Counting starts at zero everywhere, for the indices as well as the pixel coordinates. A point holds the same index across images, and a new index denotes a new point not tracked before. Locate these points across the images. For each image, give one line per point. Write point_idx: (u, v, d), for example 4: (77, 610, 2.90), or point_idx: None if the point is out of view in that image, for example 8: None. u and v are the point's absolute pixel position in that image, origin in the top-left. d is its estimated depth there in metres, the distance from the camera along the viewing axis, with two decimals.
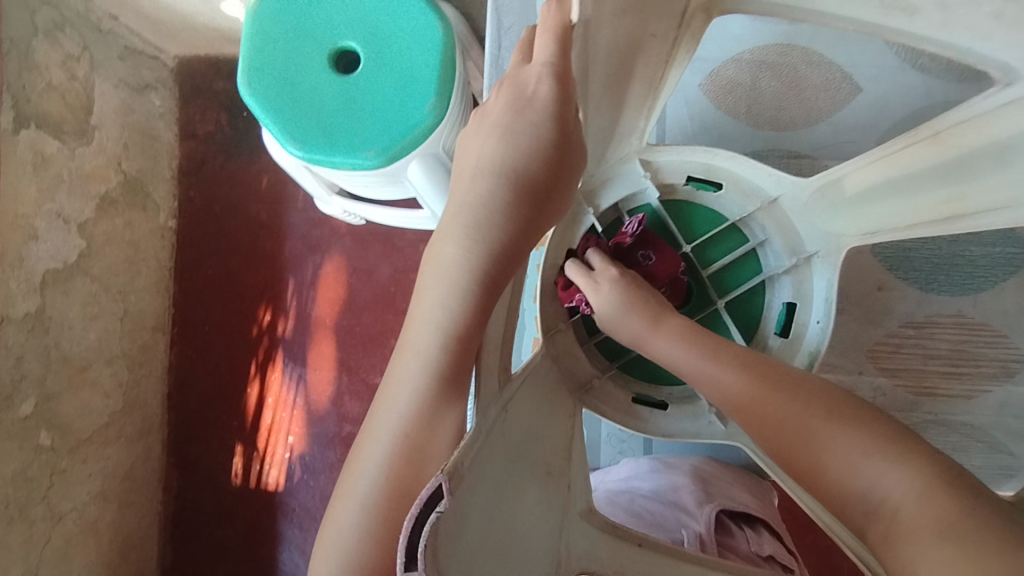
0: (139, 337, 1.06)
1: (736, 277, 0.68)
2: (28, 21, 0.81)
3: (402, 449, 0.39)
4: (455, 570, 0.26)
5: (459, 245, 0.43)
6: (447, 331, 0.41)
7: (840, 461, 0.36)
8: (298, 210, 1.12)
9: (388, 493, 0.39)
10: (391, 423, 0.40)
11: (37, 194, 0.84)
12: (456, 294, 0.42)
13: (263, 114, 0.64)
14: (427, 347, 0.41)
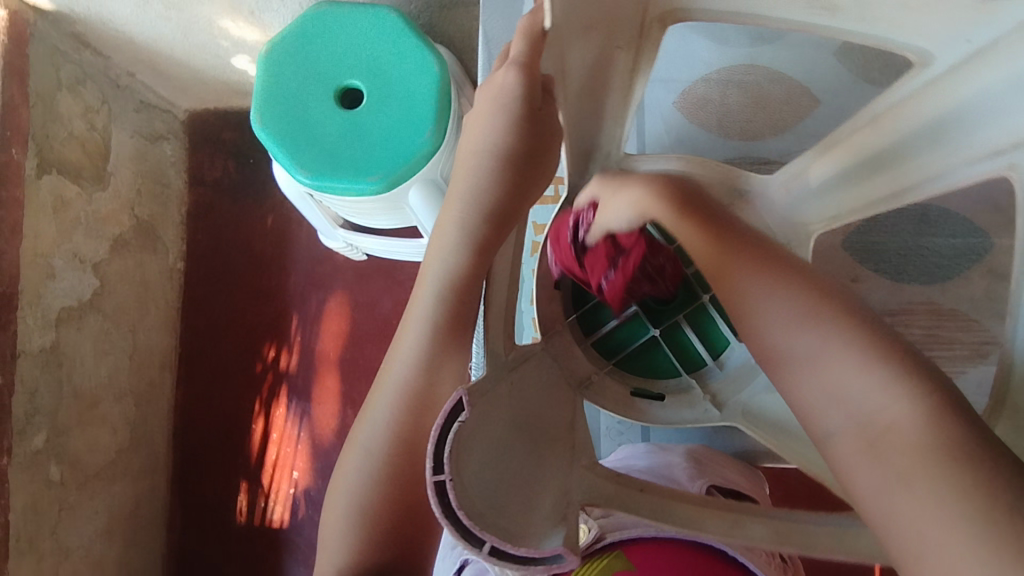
0: (146, 375, 1.09)
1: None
2: (53, 76, 0.88)
3: (406, 395, 0.46)
4: (476, 470, 0.34)
5: (460, 213, 0.47)
6: (444, 288, 0.47)
7: (820, 373, 0.33)
8: (303, 248, 1.16)
9: (393, 430, 0.45)
10: (397, 368, 0.47)
11: (56, 235, 0.89)
12: (454, 260, 0.47)
13: (274, 146, 0.69)
14: (427, 305, 0.47)
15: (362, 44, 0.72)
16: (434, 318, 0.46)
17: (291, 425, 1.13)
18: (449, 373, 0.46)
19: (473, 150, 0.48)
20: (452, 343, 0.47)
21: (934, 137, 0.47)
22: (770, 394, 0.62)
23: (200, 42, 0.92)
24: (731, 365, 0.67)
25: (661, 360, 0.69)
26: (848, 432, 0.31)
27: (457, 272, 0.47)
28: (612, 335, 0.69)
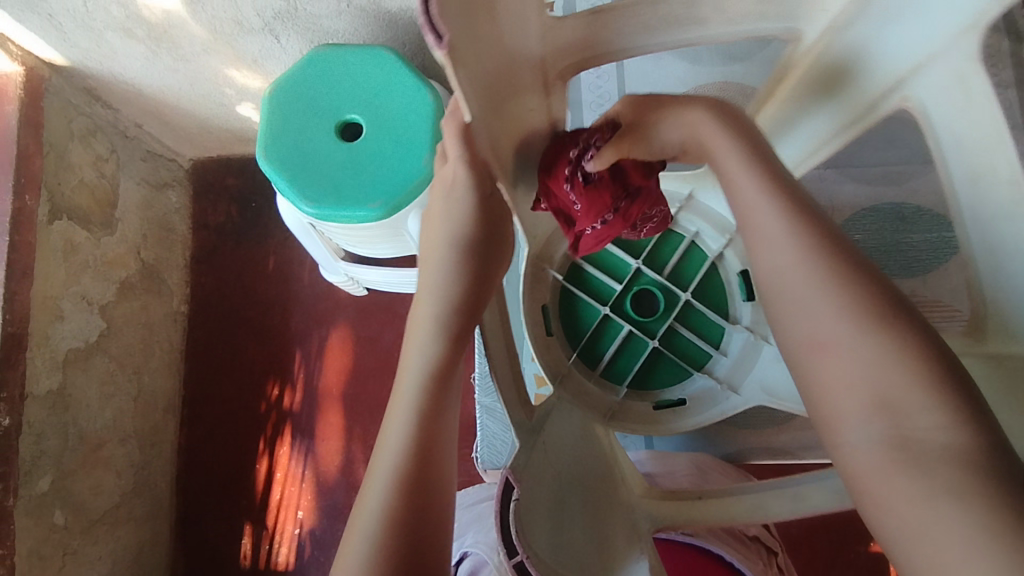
0: (150, 418, 1.09)
1: (691, 266, 0.64)
2: (65, 128, 0.92)
3: (401, 489, 0.38)
4: (540, 541, 0.39)
5: (431, 305, 0.43)
6: (427, 372, 0.41)
7: (859, 376, 0.30)
8: (304, 286, 1.18)
9: (393, 531, 0.37)
10: (385, 464, 0.39)
11: (65, 278, 0.92)
12: (432, 342, 0.42)
13: (278, 179, 0.72)
14: (410, 393, 0.41)
15: (360, 81, 0.76)
16: (421, 400, 0.41)
17: (295, 463, 1.12)
18: (444, 459, 0.40)
19: (438, 240, 0.44)
20: (443, 421, 0.41)
21: (829, 85, 0.49)
22: (777, 367, 0.57)
23: (206, 91, 0.97)
24: (734, 349, 0.61)
25: (667, 367, 0.63)
26: (881, 444, 0.29)
27: (438, 357, 0.42)
28: (611, 368, 0.63)
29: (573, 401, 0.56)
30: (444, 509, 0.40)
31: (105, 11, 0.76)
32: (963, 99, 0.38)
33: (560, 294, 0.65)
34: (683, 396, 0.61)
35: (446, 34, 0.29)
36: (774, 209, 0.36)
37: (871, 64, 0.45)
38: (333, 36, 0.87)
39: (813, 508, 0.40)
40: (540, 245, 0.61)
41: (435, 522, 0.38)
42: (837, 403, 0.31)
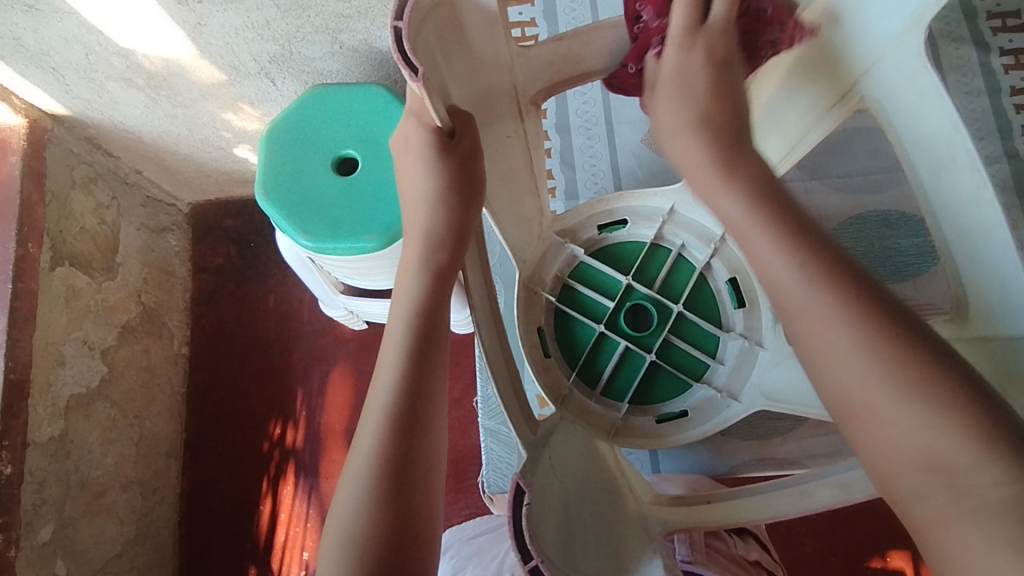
0: (152, 462, 1.08)
1: (681, 279, 0.64)
2: (67, 177, 0.94)
3: (394, 428, 0.39)
4: (550, 548, 0.37)
5: (417, 252, 0.44)
6: (412, 316, 0.42)
7: (911, 437, 0.31)
8: (304, 323, 1.18)
9: (386, 472, 0.38)
10: (376, 406, 0.39)
11: (67, 324, 0.92)
12: (418, 288, 0.43)
13: (277, 214, 0.74)
14: (397, 337, 0.41)
15: (353, 118, 0.79)
16: (409, 343, 0.41)
17: (299, 502, 1.11)
18: (435, 403, 0.41)
19: (415, 197, 0.46)
20: (431, 363, 0.41)
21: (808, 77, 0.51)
22: (774, 370, 0.58)
23: (204, 135, 1.00)
24: (730, 357, 0.61)
25: (666, 381, 0.63)
26: (943, 497, 0.30)
27: (425, 299, 0.43)
28: (611, 385, 0.62)
29: (574, 419, 0.56)
30: (433, 455, 0.40)
31: (107, 63, 0.79)
32: (918, 94, 0.44)
33: (554, 316, 0.64)
34: (683, 407, 0.61)
35: (420, 67, 0.33)
36: (795, 264, 0.36)
37: (852, 43, 0.47)
38: (327, 76, 0.90)
39: (814, 503, 0.41)
40: (532, 268, 0.62)
41: (426, 467, 0.39)
42: (896, 464, 0.31)
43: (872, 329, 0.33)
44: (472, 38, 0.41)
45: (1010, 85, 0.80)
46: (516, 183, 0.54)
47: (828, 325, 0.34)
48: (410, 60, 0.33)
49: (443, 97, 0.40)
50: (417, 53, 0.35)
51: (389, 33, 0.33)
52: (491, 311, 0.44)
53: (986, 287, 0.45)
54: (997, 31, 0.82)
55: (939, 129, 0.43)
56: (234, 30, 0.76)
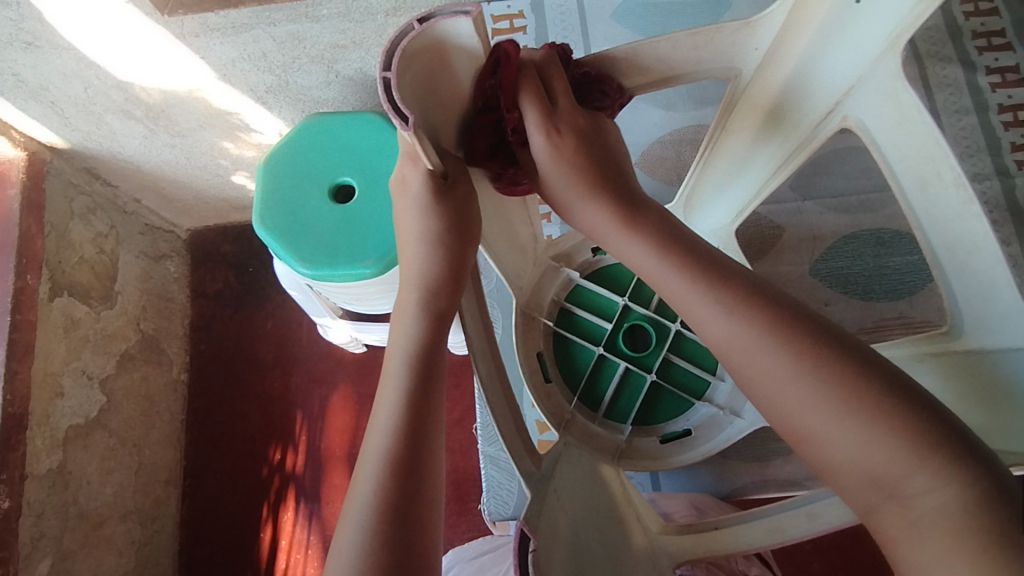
0: (151, 491, 1.07)
1: None
2: (66, 208, 0.95)
3: (396, 469, 0.39)
4: None
5: (413, 293, 0.44)
6: (411, 354, 0.42)
7: (846, 451, 0.32)
8: (303, 347, 1.18)
9: (389, 511, 0.38)
10: (377, 447, 0.39)
11: (66, 353, 0.92)
12: (416, 328, 0.43)
13: (275, 243, 0.74)
14: (397, 378, 0.41)
15: (349, 146, 0.79)
16: (408, 384, 0.41)
17: (301, 529, 1.10)
18: (434, 444, 0.41)
19: (408, 235, 0.45)
20: (430, 403, 0.41)
21: (782, 105, 0.51)
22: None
23: (202, 163, 1.01)
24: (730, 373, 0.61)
25: (668, 401, 0.62)
26: (891, 509, 0.31)
27: (422, 340, 0.43)
28: (613, 408, 0.62)
29: (579, 443, 0.56)
30: (435, 493, 0.40)
31: (105, 96, 0.80)
32: (899, 115, 0.44)
33: (552, 341, 0.64)
34: (687, 426, 0.61)
35: (409, 117, 0.34)
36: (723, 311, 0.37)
37: (824, 74, 0.47)
38: (323, 105, 0.91)
39: (825, 525, 0.39)
40: (529, 293, 0.62)
41: (429, 504, 0.39)
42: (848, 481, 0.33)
43: (785, 353, 0.35)
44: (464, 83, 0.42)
45: (997, 103, 0.81)
46: (510, 213, 0.55)
47: (758, 355, 0.36)
48: (400, 110, 0.34)
49: (433, 139, 0.41)
50: (407, 99, 0.35)
51: (378, 84, 0.34)
52: (487, 344, 0.44)
53: (977, 310, 0.45)
54: (982, 50, 0.83)
55: (923, 150, 0.43)
56: (231, 62, 0.77)
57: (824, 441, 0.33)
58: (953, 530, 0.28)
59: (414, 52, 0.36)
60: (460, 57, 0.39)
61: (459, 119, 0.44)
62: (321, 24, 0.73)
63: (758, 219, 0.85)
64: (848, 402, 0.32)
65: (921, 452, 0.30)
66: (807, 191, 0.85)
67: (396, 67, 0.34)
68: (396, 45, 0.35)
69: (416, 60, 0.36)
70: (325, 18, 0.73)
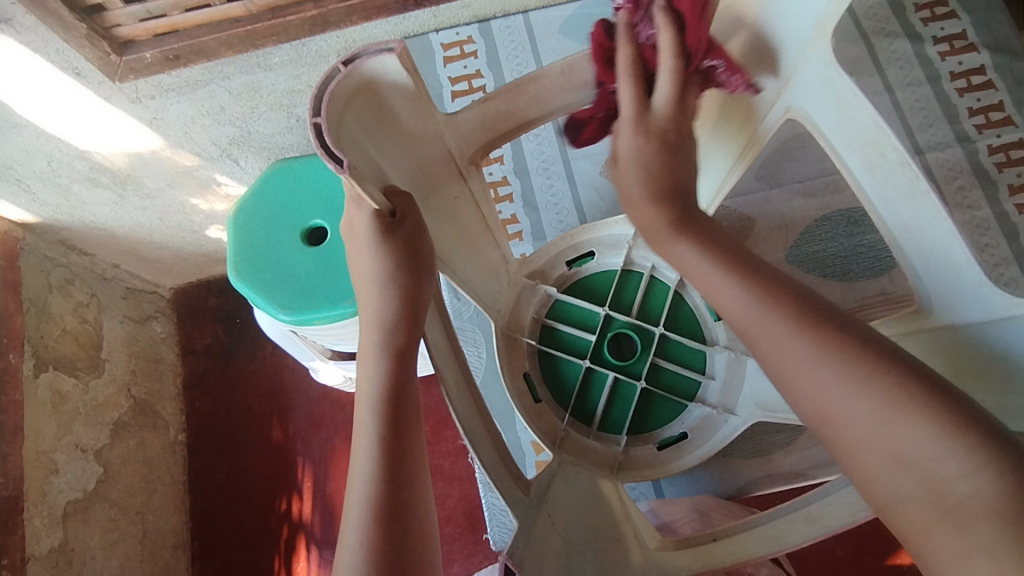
0: (160, 557, 1.05)
1: (658, 301, 0.63)
2: (43, 281, 0.94)
3: (378, 518, 0.38)
4: None
5: (373, 336, 0.44)
6: (379, 397, 0.42)
7: (875, 435, 0.35)
8: (298, 393, 1.17)
9: (375, 565, 0.37)
10: (355, 499, 0.39)
11: (58, 429, 0.91)
12: (380, 371, 0.43)
13: (253, 294, 0.74)
14: (370, 422, 0.41)
15: (315, 188, 0.80)
16: (381, 430, 0.41)
17: None
18: (415, 485, 0.41)
19: (364, 277, 0.45)
20: (405, 448, 0.41)
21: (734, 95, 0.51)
22: (764, 380, 0.58)
23: (175, 221, 1.01)
24: (719, 371, 0.61)
25: (662, 406, 0.62)
26: (921, 498, 0.33)
27: (389, 382, 0.43)
28: (608, 422, 0.61)
29: (576, 460, 0.55)
30: (423, 537, 0.40)
31: (70, 167, 0.79)
32: (838, 100, 0.45)
33: (538, 359, 0.63)
34: (683, 430, 0.61)
35: (344, 159, 0.34)
36: (744, 304, 0.42)
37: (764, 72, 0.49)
38: (287, 150, 0.92)
39: (823, 528, 0.40)
40: (507, 315, 0.62)
41: (416, 549, 0.39)
42: (870, 466, 0.35)
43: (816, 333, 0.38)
44: (401, 116, 0.42)
45: (949, 71, 0.82)
46: (473, 240, 0.55)
47: (784, 344, 0.39)
48: (336, 154, 0.34)
49: (377, 181, 0.40)
50: (341, 144, 0.36)
51: (309, 131, 0.34)
52: (458, 377, 0.44)
53: (944, 284, 0.45)
54: (927, 22, 0.84)
55: (867, 132, 0.44)
56: (190, 119, 0.78)
57: (846, 419, 0.36)
58: (991, 510, 0.31)
59: (342, 96, 0.36)
60: (392, 91, 0.40)
61: (402, 155, 0.44)
62: (274, 72, 0.74)
63: (729, 213, 0.85)
64: (879, 386, 0.35)
65: (954, 436, 0.33)
66: (773, 179, 0.85)
67: (327, 110, 0.34)
68: (325, 88, 0.35)
69: (350, 97, 0.37)
70: (278, 66, 0.73)
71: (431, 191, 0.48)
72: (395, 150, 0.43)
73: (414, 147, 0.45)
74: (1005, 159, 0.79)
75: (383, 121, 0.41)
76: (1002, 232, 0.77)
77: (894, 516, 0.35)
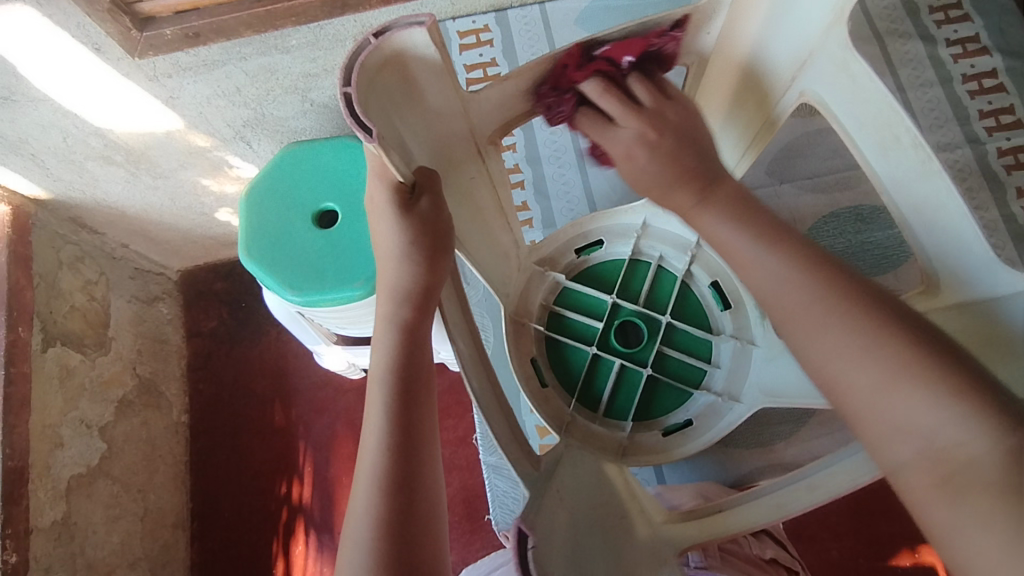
0: (160, 535, 1.06)
1: (664, 291, 0.64)
2: (54, 258, 0.95)
3: (386, 488, 0.39)
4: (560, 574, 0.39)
5: (387, 308, 0.45)
6: (392, 368, 0.43)
7: (888, 407, 0.35)
8: (302, 376, 1.18)
9: (383, 531, 0.39)
10: (366, 465, 0.40)
11: (63, 404, 0.92)
12: (395, 345, 0.44)
13: (262, 272, 0.75)
14: (381, 392, 0.42)
15: (329, 171, 0.81)
16: (391, 398, 0.42)
17: (313, 561, 1.09)
18: (425, 456, 0.41)
19: (385, 254, 0.45)
20: (416, 417, 0.42)
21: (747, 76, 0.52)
22: (771, 367, 0.59)
23: (186, 203, 1.02)
24: (725, 359, 0.61)
25: (666, 393, 0.62)
26: (924, 466, 0.34)
27: (402, 354, 0.43)
28: (614, 409, 0.62)
29: (582, 444, 0.56)
30: (429, 507, 0.41)
31: (85, 144, 0.80)
32: (852, 82, 0.46)
33: (545, 345, 0.64)
34: (688, 417, 0.61)
35: (374, 128, 0.35)
36: (766, 260, 0.40)
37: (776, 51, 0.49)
38: (301, 134, 0.93)
39: (825, 494, 0.40)
40: (516, 301, 0.62)
41: (423, 518, 0.40)
42: (879, 434, 0.35)
43: (847, 303, 0.37)
44: (425, 91, 0.42)
45: (962, 73, 0.83)
46: (486, 221, 0.55)
47: (804, 306, 0.38)
48: (364, 123, 0.35)
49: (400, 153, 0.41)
50: (368, 113, 0.36)
51: (339, 99, 0.35)
52: (473, 350, 0.45)
53: (954, 276, 0.47)
54: (941, 24, 0.85)
55: (879, 115, 0.45)
56: (206, 100, 0.79)
57: (858, 384, 0.36)
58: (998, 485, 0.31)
59: (371, 67, 0.37)
60: (419, 65, 0.40)
61: (424, 130, 0.44)
62: (291, 54, 0.74)
63: None
64: (905, 359, 0.35)
65: (963, 410, 0.33)
66: (783, 176, 0.86)
67: (356, 80, 0.35)
68: (355, 58, 0.36)
69: (378, 71, 0.38)
70: (295, 49, 0.73)
71: (449, 168, 0.49)
72: (418, 127, 0.44)
73: (436, 117, 0.44)
74: (1014, 161, 0.79)
75: (409, 96, 0.42)
76: (1009, 233, 0.77)
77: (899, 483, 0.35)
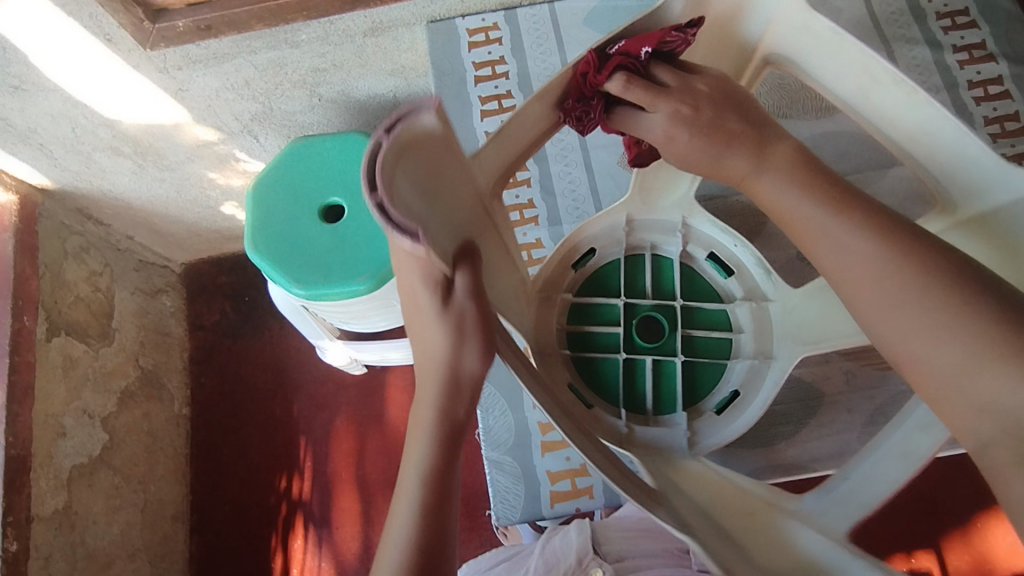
0: (160, 528, 1.06)
1: (665, 275, 0.59)
2: (60, 248, 0.95)
3: None
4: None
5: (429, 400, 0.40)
6: (426, 469, 0.39)
7: (966, 380, 0.32)
8: (304, 371, 1.18)
9: None
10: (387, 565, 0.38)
11: (66, 393, 0.92)
12: (431, 445, 0.40)
13: (268, 266, 0.75)
14: (412, 491, 0.39)
15: (337, 164, 0.81)
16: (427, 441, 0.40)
17: (312, 555, 1.09)
18: (446, 556, 0.39)
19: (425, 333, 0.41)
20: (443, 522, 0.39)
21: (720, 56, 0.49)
22: (793, 316, 0.55)
23: (192, 196, 1.02)
24: (746, 322, 0.57)
25: (704, 373, 0.57)
26: (1006, 442, 0.31)
27: (438, 454, 0.40)
28: (659, 406, 0.57)
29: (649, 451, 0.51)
30: None
31: (93, 135, 0.80)
32: (818, 39, 0.45)
33: (575, 368, 0.57)
34: (733, 388, 0.56)
35: (418, 231, 0.32)
36: (826, 219, 0.37)
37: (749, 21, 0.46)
38: (307, 129, 0.93)
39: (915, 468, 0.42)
40: (534, 333, 0.55)
41: None
42: (958, 409, 0.33)
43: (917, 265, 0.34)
44: (442, 161, 0.38)
45: (967, 79, 0.83)
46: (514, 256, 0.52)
47: (870, 270, 0.35)
48: (406, 227, 0.32)
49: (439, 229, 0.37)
50: (404, 207, 0.33)
51: (373, 210, 0.32)
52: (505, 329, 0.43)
53: None
54: (947, 30, 0.85)
55: (855, 63, 0.44)
56: (215, 93, 0.79)
57: (932, 356, 0.33)
58: None
59: (393, 164, 0.33)
60: (432, 142, 0.36)
61: (453, 193, 0.41)
62: (300, 49, 0.75)
63: None
64: (987, 328, 0.32)
65: None
66: None
67: (384, 183, 0.32)
68: (375, 160, 0.32)
69: (400, 172, 0.34)
70: (304, 44, 0.74)
71: None
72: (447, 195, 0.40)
73: (456, 188, 0.41)
74: None
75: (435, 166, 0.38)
76: None
77: (981, 463, 0.33)
